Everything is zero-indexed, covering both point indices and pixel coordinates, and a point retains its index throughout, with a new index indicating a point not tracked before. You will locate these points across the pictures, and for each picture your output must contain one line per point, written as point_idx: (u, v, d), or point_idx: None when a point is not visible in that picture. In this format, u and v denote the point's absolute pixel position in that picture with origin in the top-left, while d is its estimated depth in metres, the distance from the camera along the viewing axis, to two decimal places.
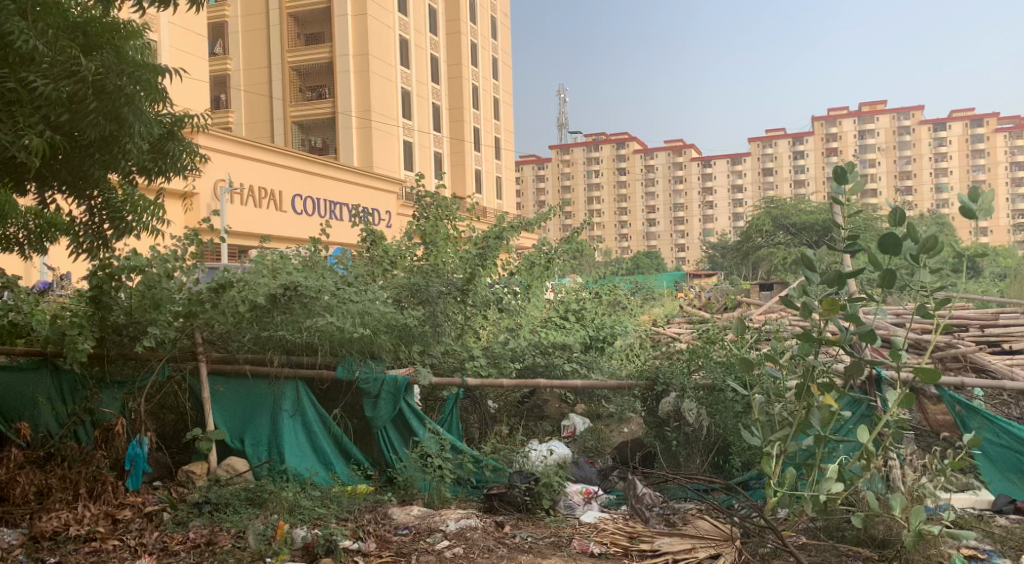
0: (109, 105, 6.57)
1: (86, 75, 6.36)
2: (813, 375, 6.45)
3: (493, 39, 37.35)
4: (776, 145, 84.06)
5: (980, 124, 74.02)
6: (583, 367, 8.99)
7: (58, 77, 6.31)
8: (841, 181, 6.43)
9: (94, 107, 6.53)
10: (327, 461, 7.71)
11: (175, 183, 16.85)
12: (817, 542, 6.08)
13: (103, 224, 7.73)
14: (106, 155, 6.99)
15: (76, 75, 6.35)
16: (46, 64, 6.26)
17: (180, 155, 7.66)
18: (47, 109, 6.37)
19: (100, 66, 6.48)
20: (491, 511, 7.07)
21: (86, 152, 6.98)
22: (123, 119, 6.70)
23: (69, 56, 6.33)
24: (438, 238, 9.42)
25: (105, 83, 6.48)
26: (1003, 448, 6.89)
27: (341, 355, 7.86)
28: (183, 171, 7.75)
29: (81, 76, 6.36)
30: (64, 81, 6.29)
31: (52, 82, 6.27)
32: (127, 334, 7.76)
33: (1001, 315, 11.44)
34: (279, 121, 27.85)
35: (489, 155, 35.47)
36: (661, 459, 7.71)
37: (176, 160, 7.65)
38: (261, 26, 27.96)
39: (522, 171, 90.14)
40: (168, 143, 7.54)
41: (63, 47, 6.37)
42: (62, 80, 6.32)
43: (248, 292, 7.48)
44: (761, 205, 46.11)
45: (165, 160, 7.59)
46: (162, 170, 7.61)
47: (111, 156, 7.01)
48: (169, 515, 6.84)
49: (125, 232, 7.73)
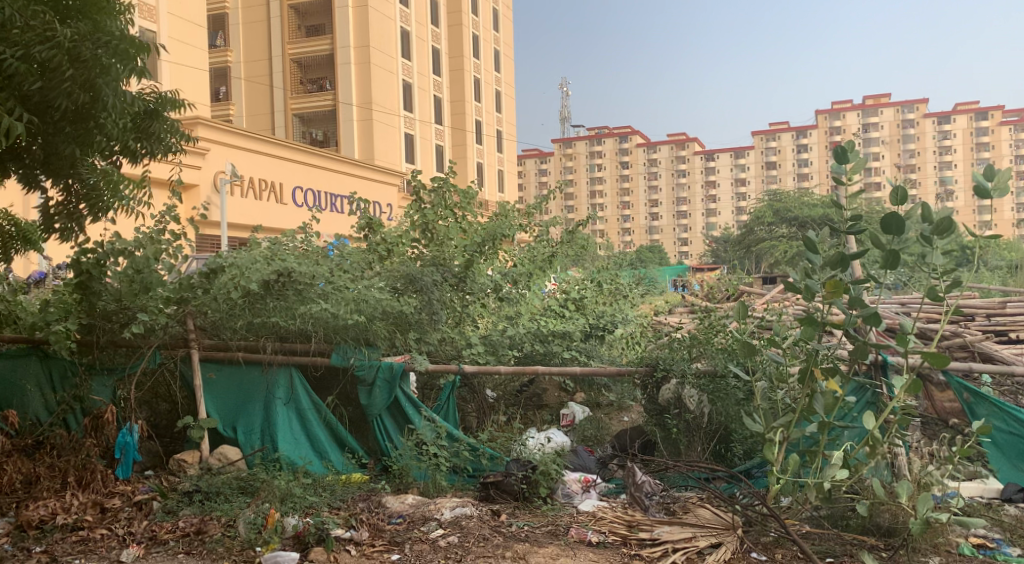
0: (85, 74, 6.40)
1: (60, 41, 6.23)
2: (817, 360, 6.27)
3: (495, 31, 37.13)
4: (781, 138, 83.65)
5: (985, 118, 73.41)
6: (582, 354, 8.92)
7: (32, 43, 6.21)
8: (839, 161, 6.28)
9: (71, 75, 6.36)
10: (321, 450, 7.58)
11: (159, 170, 16.53)
12: (821, 531, 5.92)
13: (80, 204, 7.57)
14: (77, 132, 6.81)
15: (50, 41, 6.24)
16: (18, 30, 6.19)
17: (160, 138, 7.54)
18: (19, 78, 6.25)
19: (77, 33, 6.38)
20: (488, 500, 6.91)
21: (59, 128, 6.80)
22: (99, 90, 6.52)
23: (42, 22, 6.27)
24: (435, 225, 9.28)
25: (80, 51, 6.33)
26: (1011, 435, 6.77)
27: (336, 342, 7.69)
28: (162, 154, 7.63)
29: (56, 42, 6.24)
30: (38, 46, 6.18)
31: (25, 50, 6.19)
32: (117, 320, 7.63)
33: (1009, 304, 11.26)
34: (279, 113, 27.66)
35: (491, 147, 35.27)
36: (661, 447, 7.59)
37: (155, 144, 7.54)
38: (261, 18, 27.80)
39: (525, 166, 89.83)
40: (152, 123, 7.46)
41: (37, 14, 6.30)
42: (37, 46, 6.22)
43: (241, 278, 7.30)
44: (764, 198, 45.84)
45: (150, 141, 7.50)
46: (145, 152, 7.52)
47: (86, 130, 6.80)
48: (159, 504, 6.69)
49: (103, 213, 7.53)
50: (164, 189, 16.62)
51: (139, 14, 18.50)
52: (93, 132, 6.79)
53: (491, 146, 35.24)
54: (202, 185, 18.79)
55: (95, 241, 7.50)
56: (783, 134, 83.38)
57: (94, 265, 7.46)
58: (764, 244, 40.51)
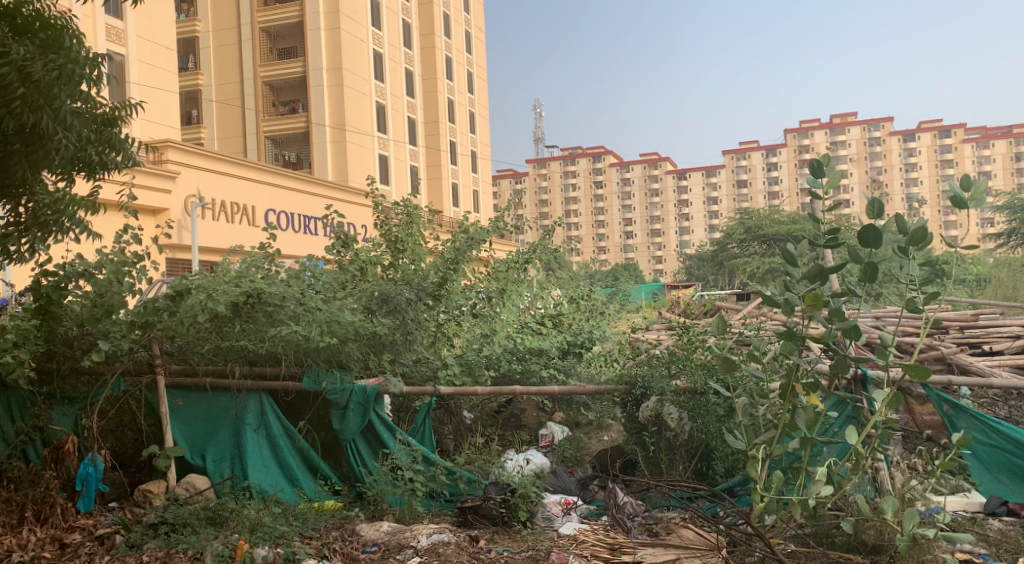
0: (33, 93, 6.34)
1: (11, 58, 6.17)
2: (798, 374, 6.13)
3: (468, 53, 37.12)
4: (751, 157, 84.43)
5: (948, 136, 74.40)
6: (561, 373, 8.85)
7: None
8: (815, 174, 6.17)
9: (19, 93, 6.30)
10: (292, 477, 7.36)
11: (107, 191, 16.07)
12: (806, 550, 5.74)
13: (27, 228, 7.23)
14: (33, 151, 6.68)
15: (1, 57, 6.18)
16: None
17: (114, 150, 7.27)
18: None
19: (27, 52, 6.32)
20: (465, 525, 6.71)
21: (14, 147, 6.69)
22: (40, 111, 6.42)
23: None
24: (408, 243, 9.13)
25: (30, 71, 6.27)
26: (992, 447, 6.68)
27: (307, 364, 7.47)
28: (116, 168, 7.34)
29: (8, 59, 6.17)
30: None
31: None
32: (78, 347, 7.43)
33: (981, 316, 11.35)
34: (252, 135, 27.39)
35: (465, 168, 35.22)
36: (643, 467, 7.42)
37: (108, 157, 7.25)
38: (232, 41, 27.53)
39: (500, 186, 89.67)
40: (110, 134, 7.18)
41: None
42: None
43: (208, 300, 7.03)
44: (734, 216, 45.92)
45: (108, 153, 7.23)
46: (103, 164, 7.22)
47: (40, 152, 6.68)
48: (122, 538, 6.44)
49: (51, 235, 7.26)
50: (110, 212, 16.25)
51: (106, 37, 18.27)
52: (42, 154, 6.70)
53: (465, 166, 35.17)
54: (172, 209, 18.54)
55: (56, 262, 7.31)
56: (753, 153, 84.07)
57: (54, 289, 7.28)
58: (737, 261, 40.57)
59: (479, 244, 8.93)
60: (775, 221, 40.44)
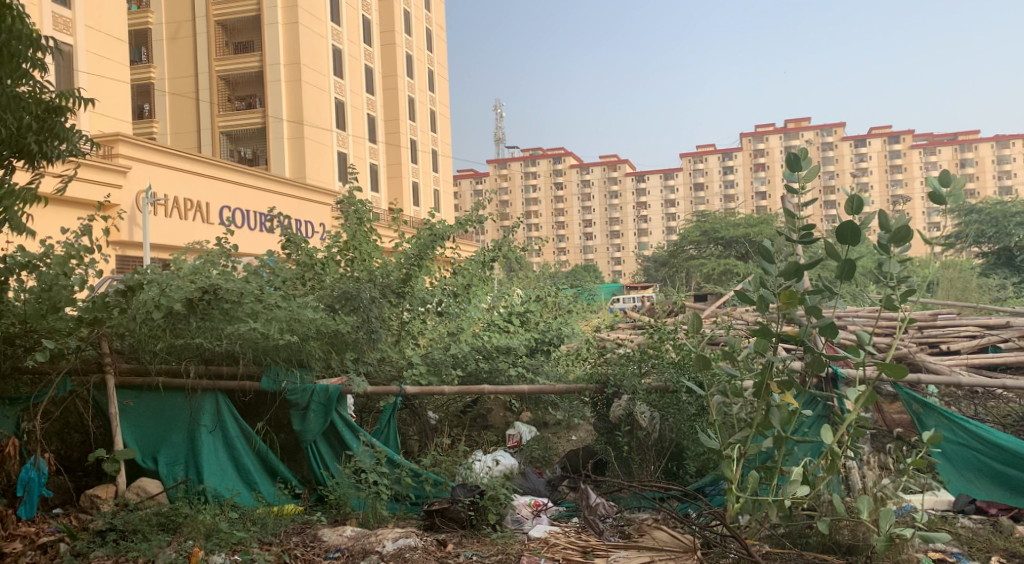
0: None
1: None
2: (772, 372, 5.84)
3: (429, 50, 36.77)
4: (708, 160, 85.09)
5: (898, 141, 75.65)
6: (529, 372, 8.64)
7: None
8: (792, 168, 6.02)
9: None
10: (250, 481, 7.08)
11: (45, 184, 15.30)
12: (780, 550, 5.57)
13: None
14: None
15: None
16: None
17: (59, 140, 6.88)
18: None
19: None
20: (432, 529, 6.49)
21: None
22: None
23: None
24: (365, 248, 8.77)
25: None
26: (960, 446, 6.57)
27: (265, 363, 7.18)
28: (59, 158, 6.93)
29: None
30: None
31: None
32: (21, 344, 7.02)
33: (939, 316, 11.42)
34: (206, 131, 26.76)
35: (426, 167, 34.83)
36: (614, 467, 7.24)
37: (52, 147, 6.86)
38: (187, 34, 26.85)
39: (459, 187, 89.20)
40: (55, 122, 6.80)
41: None
42: None
43: (162, 297, 6.70)
44: (691, 218, 46.06)
45: (52, 142, 6.84)
46: (45, 154, 6.84)
47: None
48: (67, 546, 6.15)
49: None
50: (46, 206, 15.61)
51: (53, 26, 17.66)
52: None
53: (426, 164, 34.81)
54: (123, 205, 18.00)
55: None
56: (710, 157, 84.77)
57: None
58: (693, 263, 40.63)
59: (443, 240, 8.62)
60: (732, 224, 40.58)
